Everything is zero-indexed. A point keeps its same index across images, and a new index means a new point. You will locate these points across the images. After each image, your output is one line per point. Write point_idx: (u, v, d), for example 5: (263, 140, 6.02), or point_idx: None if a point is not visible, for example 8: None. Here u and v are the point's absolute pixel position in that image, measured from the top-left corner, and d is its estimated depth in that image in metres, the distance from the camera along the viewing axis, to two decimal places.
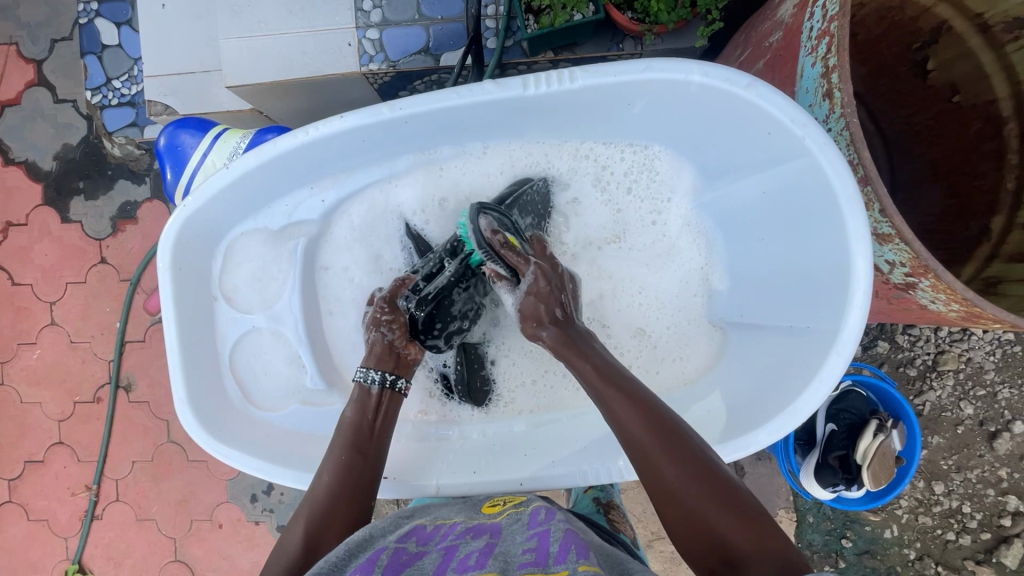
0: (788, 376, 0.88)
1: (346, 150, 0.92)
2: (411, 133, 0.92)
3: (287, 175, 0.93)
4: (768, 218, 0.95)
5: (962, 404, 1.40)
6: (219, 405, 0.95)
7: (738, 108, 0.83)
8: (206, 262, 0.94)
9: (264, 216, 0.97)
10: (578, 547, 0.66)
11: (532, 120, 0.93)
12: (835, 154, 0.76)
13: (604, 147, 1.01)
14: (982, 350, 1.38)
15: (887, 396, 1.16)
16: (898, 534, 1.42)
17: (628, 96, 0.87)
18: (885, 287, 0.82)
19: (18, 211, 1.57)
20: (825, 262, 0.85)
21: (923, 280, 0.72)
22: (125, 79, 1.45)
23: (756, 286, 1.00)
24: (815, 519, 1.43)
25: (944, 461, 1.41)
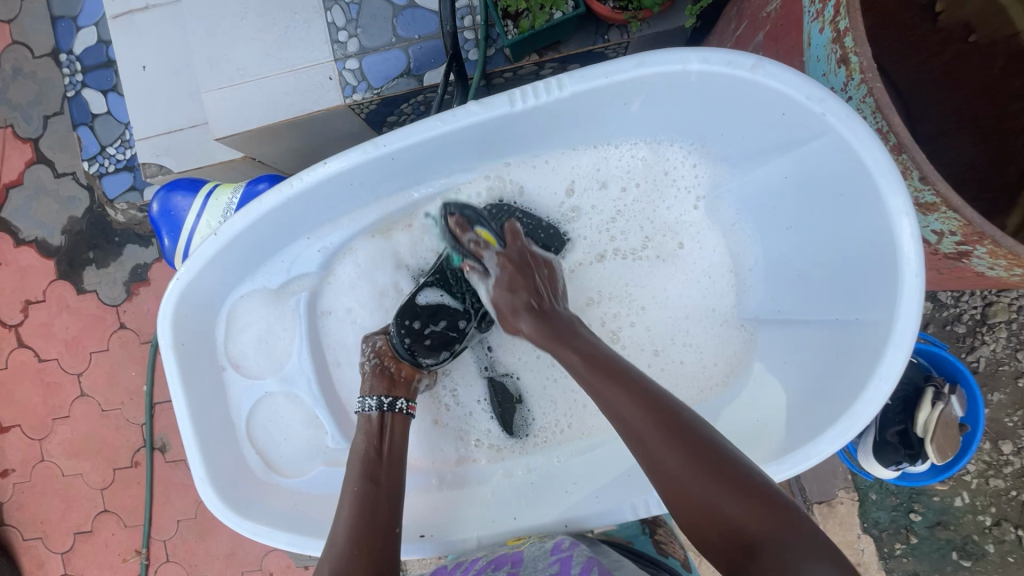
0: (841, 371, 0.82)
1: (340, 195, 0.90)
2: (404, 168, 0.89)
3: (282, 230, 0.91)
4: (789, 202, 0.91)
5: (1020, 355, 1.32)
6: (237, 481, 0.91)
7: (744, 91, 0.78)
8: (210, 331, 0.93)
9: (263, 275, 0.96)
10: (599, 569, 0.66)
11: (525, 135, 0.89)
12: (857, 125, 0.71)
13: (602, 161, 0.98)
14: None
15: (939, 360, 1.09)
16: (970, 501, 1.35)
17: (624, 95, 0.83)
18: (932, 257, 0.77)
19: (35, 289, 1.59)
20: (867, 242, 0.78)
21: (978, 246, 0.66)
22: (118, 145, 1.46)
23: (787, 282, 0.95)
24: (878, 496, 1.36)
25: (1008, 419, 1.33)
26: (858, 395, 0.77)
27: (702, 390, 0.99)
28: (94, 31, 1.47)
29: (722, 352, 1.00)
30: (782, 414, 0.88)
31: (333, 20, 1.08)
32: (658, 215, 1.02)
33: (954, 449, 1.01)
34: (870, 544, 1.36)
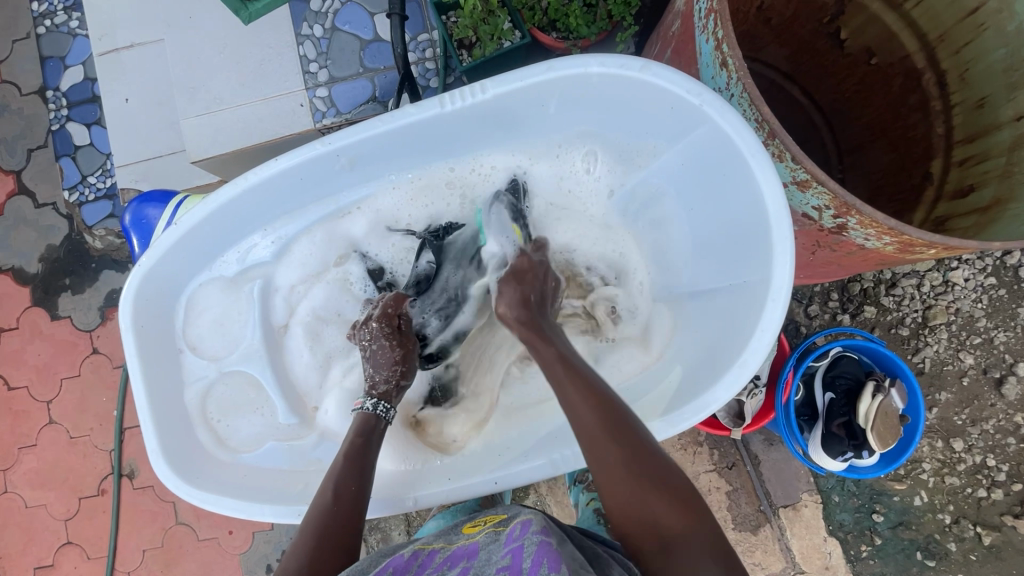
0: (733, 333, 0.88)
1: (286, 192, 0.96)
2: (347, 165, 0.96)
3: (235, 224, 0.97)
4: (692, 189, 0.98)
5: (961, 355, 1.39)
6: (195, 461, 0.94)
7: (640, 91, 0.88)
8: (168, 316, 0.98)
9: (218, 265, 1.01)
10: (551, 561, 0.62)
11: (455, 136, 0.98)
12: (731, 113, 0.79)
13: (527, 161, 1.05)
14: (969, 299, 1.38)
15: (878, 356, 1.15)
16: (929, 500, 1.38)
17: (539, 98, 0.92)
18: (820, 234, 0.80)
19: (9, 316, 1.61)
20: (745, 214, 0.86)
21: (852, 216, 0.71)
22: (99, 174, 1.52)
23: (698, 265, 1.00)
24: (841, 498, 1.39)
25: (956, 416, 1.39)
26: (748, 347, 0.84)
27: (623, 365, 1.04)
28: (81, 70, 1.55)
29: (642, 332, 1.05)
30: (689, 382, 0.93)
31: (304, 53, 1.17)
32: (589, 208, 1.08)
33: (893, 436, 1.06)
34: (836, 547, 1.38)
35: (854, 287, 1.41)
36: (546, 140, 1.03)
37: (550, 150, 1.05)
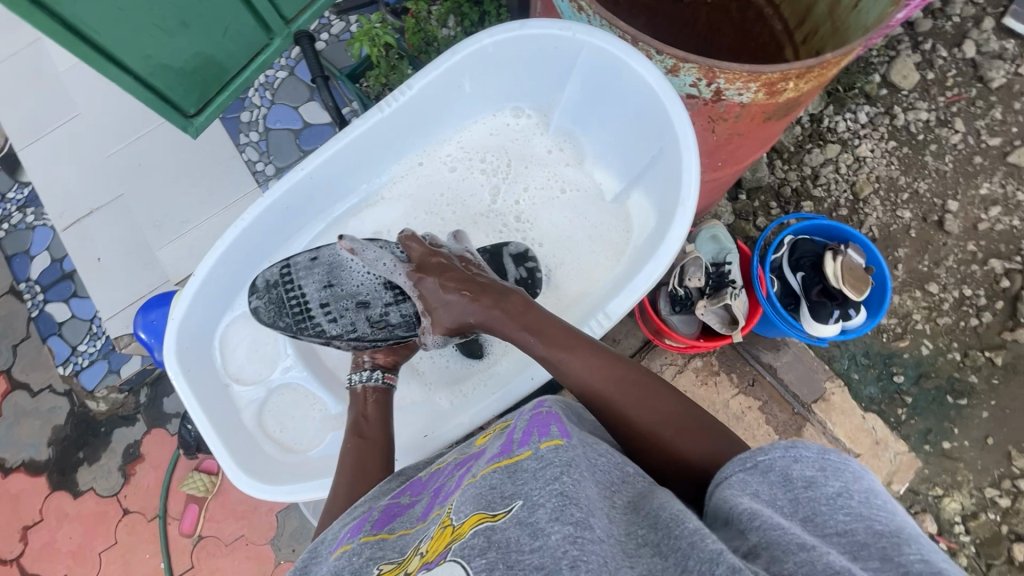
0: (669, 196, 1.00)
1: (275, 223, 1.10)
2: (317, 184, 1.10)
3: (243, 263, 1.10)
4: (597, 108, 1.12)
5: (898, 212, 1.55)
6: (265, 467, 1.02)
7: (527, 46, 1.04)
8: (208, 357, 1.09)
9: (238, 304, 1.13)
10: (539, 426, 0.66)
11: (402, 134, 1.13)
12: (597, 30, 0.94)
13: (464, 135, 1.20)
14: (882, 164, 1.58)
15: (824, 228, 1.30)
16: (934, 346, 1.48)
17: (453, 80, 1.08)
18: (709, 109, 0.88)
19: (30, 511, 1.59)
20: (642, 104, 0.99)
21: (717, 77, 0.79)
22: (87, 340, 1.59)
23: (634, 162, 1.11)
24: (859, 374, 1.48)
25: (921, 264, 1.52)
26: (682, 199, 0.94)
27: (598, 270, 1.15)
28: (48, 255, 1.65)
29: (608, 236, 1.16)
30: (645, 250, 1.04)
31: (248, 157, 1.32)
32: (531, 151, 1.21)
33: (865, 283, 1.17)
34: (878, 420, 1.44)
35: (786, 190, 1.57)
36: (472, 116, 1.19)
37: (482, 121, 1.20)
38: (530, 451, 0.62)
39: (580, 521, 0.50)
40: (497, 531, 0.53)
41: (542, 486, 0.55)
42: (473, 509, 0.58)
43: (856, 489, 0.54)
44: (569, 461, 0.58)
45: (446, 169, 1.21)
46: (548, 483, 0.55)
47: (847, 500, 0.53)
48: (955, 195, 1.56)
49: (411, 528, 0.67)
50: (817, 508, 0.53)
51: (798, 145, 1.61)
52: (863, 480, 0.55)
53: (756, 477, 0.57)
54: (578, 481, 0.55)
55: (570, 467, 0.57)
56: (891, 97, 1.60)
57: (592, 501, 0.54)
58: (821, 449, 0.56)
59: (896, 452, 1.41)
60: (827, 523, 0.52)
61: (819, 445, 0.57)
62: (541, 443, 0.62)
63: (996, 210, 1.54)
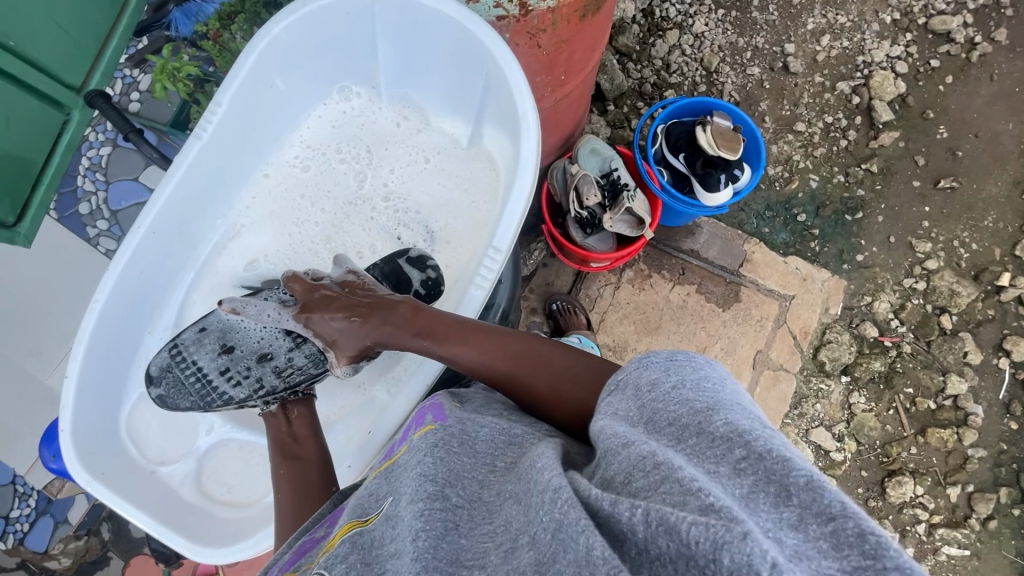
0: (505, 116, 1.03)
1: (142, 284, 1.09)
2: (168, 235, 1.10)
3: (123, 339, 1.09)
4: (414, 63, 1.14)
5: (748, 71, 1.64)
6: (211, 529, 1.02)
7: (319, 21, 1.07)
8: (119, 451, 1.07)
9: (134, 387, 1.13)
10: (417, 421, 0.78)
11: (236, 160, 1.15)
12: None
13: (301, 138, 1.23)
14: (719, 33, 1.66)
15: (689, 107, 1.36)
16: (820, 176, 1.60)
17: (263, 81, 1.10)
18: (525, 27, 0.89)
19: None
20: (445, 40, 1.03)
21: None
22: (18, 501, 1.42)
23: (468, 104, 1.14)
24: (769, 226, 1.58)
25: (783, 109, 1.63)
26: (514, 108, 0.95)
27: (475, 216, 1.17)
28: None
29: (474, 179, 1.18)
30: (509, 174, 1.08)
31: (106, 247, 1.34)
32: (373, 124, 1.23)
33: (738, 142, 1.23)
34: (798, 260, 1.55)
35: (647, 87, 1.63)
36: (302, 116, 1.22)
37: (314, 117, 1.23)
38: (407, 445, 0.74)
39: (433, 494, 0.59)
40: (364, 532, 0.63)
41: (411, 469, 0.65)
42: (352, 516, 0.69)
43: (691, 380, 0.59)
44: (437, 441, 0.68)
45: (301, 174, 1.22)
46: (414, 468, 0.64)
47: (681, 391, 0.58)
48: (789, 38, 1.66)
49: (320, 552, 0.67)
50: (654, 408, 0.58)
51: (642, 42, 1.66)
52: (706, 373, 0.60)
53: (618, 397, 0.63)
54: (438, 459, 0.64)
55: (433, 448, 0.67)
56: None
57: (453, 472, 0.64)
58: (667, 355, 0.62)
59: (821, 281, 1.53)
60: (662, 417, 0.57)
61: (666, 353, 0.62)
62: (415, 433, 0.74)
63: (827, 39, 1.66)
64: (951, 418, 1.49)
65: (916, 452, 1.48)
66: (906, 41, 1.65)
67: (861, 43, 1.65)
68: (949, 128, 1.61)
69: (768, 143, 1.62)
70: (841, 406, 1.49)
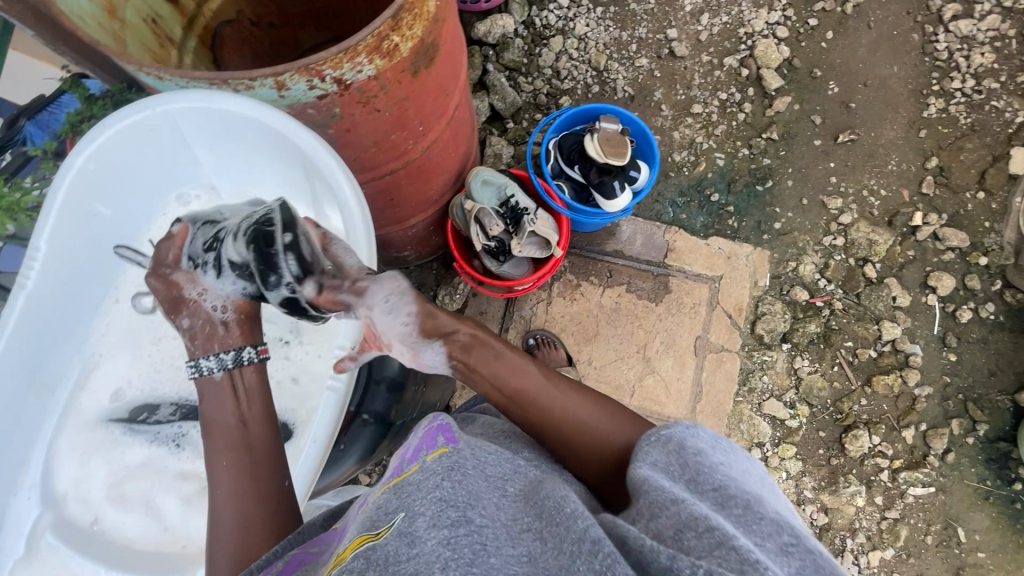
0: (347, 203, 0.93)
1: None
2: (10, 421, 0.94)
3: None
4: (234, 159, 1.04)
5: (636, 64, 1.65)
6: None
7: (120, 141, 0.94)
8: None
9: None
10: (426, 439, 0.72)
11: (69, 304, 1.00)
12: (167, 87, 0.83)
13: (146, 261, 1.10)
14: (602, 31, 1.66)
15: (578, 116, 1.37)
16: (725, 153, 1.61)
17: (82, 210, 0.95)
18: (355, 100, 0.75)
19: None
20: (259, 138, 0.90)
21: (322, 69, 0.68)
22: None
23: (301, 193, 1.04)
24: (686, 212, 1.59)
25: (677, 94, 1.64)
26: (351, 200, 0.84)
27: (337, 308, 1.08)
28: None
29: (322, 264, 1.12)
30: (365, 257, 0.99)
31: None
32: None
33: (625, 146, 1.24)
34: (720, 239, 1.56)
35: (541, 98, 1.63)
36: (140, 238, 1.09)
37: (150, 231, 1.09)
38: (418, 463, 0.68)
39: (457, 519, 0.58)
40: (377, 549, 0.57)
41: (426, 493, 0.61)
42: (358, 533, 0.62)
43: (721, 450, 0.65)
44: (452, 464, 0.65)
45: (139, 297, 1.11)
46: (432, 493, 0.61)
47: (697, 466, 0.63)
48: (671, 23, 1.67)
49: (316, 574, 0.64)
50: (700, 468, 0.62)
51: (528, 54, 1.65)
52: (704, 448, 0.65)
53: (657, 447, 0.67)
54: (457, 484, 0.62)
55: (450, 470, 0.64)
56: None
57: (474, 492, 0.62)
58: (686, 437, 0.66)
59: (745, 255, 1.55)
60: (705, 481, 0.61)
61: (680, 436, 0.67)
62: (428, 454, 0.68)
63: (706, 17, 1.67)
64: (893, 363, 1.52)
65: (867, 403, 1.51)
66: (782, 5, 1.68)
67: (740, 15, 1.67)
68: (839, 82, 1.64)
69: (669, 130, 1.63)
70: (787, 373, 1.51)
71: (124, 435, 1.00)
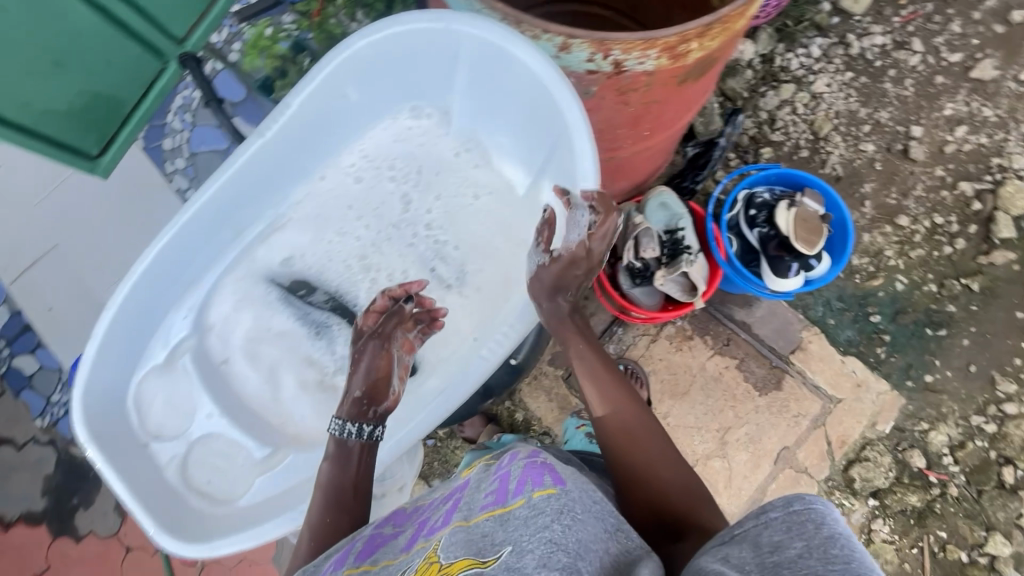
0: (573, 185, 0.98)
1: (177, 266, 1.08)
2: (224, 211, 1.10)
3: (133, 336, 1.06)
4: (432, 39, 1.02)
5: (861, 147, 1.49)
6: (188, 519, 0.99)
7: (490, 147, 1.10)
8: (121, 418, 1.04)
9: (148, 355, 1.10)
10: (531, 475, 0.70)
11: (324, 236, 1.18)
12: (405, 14, 0.98)
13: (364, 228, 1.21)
14: (838, 99, 1.51)
15: (782, 176, 1.24)
16: (908, 280, 1.44)
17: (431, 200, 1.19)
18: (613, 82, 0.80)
19: (35, 561, 1.60)
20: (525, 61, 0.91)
21: (612, 48, 0.73)
22: (60, 388, 1.59)
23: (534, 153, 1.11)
24: (836, 318, 1.45)
25: (889, 198, 1.47)
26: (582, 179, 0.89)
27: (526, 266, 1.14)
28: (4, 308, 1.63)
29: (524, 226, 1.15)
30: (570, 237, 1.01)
31: (165, 145, 1.39)
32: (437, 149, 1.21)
33: (818, 236, 1.13)
34: (857, 362, 1.42)
35: (743, 140, 1.52)
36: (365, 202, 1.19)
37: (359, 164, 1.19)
38: (523, 500, 0.67)
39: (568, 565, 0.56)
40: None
41: (533, 533, 0.60)
42: (462, 553, 0.64)
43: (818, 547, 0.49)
44: (562, 507, 0.63)
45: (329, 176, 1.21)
46: (541, 532, 0.60)
47: (808, 562, 0.49)
48: (919, 119, 1.49)
49: (394, 558, 0.74)
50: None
51: (752, 89, 1.54)
52: (829, 521, 0.51)
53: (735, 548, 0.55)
54: (566, 528, 0.60)
55: (560, 515, 0.62)
56: (843, 25, 1.53)
57: (580, 546, 0.59)
58: (786, 503, 0.54)
59: (877, 391, 1.40)
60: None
61: (785, 497, 0.55)
62: (533, 492, 0.67)
63: (963, 130, 1.48)
64: None
65: None
66: None
67: (1002, 144, 1.46)
68: None
69: (861, 229, 1.47)
70: (859, 529, 1.38)
71: (279, 302, 1.17)
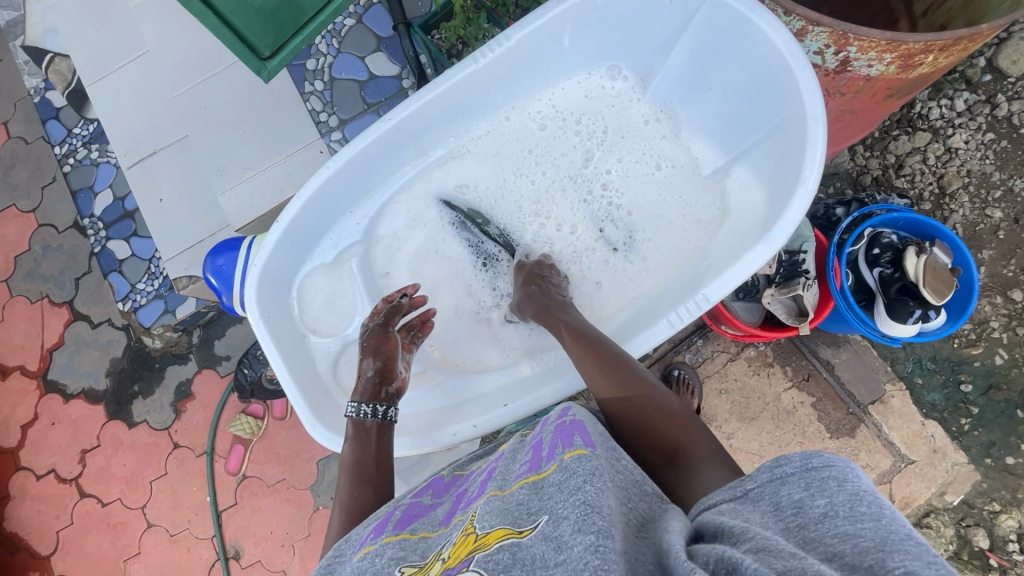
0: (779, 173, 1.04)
1: (359, 175, 1.13)
2: (407, 137, 1.13)
3: (306, 235, 1.13)
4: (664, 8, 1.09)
5: (987, 211, 1.44)
6: (337, 418, 1.08)
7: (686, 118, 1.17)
8: (285, 299, 1.13)
9: (317, 254, 1.17)
10: (563, 438, 0.67)
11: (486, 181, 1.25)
12: None
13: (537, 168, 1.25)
14: (975, 157, 1.45)
15: (912, 222, 1.20)
16: (1010, 356, 1.38)
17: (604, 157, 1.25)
18: (828, 78, 1.01)
19: (89, 436, 1.67)
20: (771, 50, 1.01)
21: (850, 44, 0.90)
22: (146, 278, 1.60)
23: (738, 136, 1.14)
24: (924, 378, 1.41)
25: (1006, 269, 1.42)
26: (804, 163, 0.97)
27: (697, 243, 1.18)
28: (110, 192, 1.67)
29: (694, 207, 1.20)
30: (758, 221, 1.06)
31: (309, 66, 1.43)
32: (625, 115, 1.24)
33: (947, 289, 1.09)
34: (938, 428, 1.37)
35: (865, 179, 1.49)
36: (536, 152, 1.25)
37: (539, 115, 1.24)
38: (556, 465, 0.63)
39: (602, 527, 0.49)
40: (522, 546, 0.52)
41: (566, 498, 0.55)
42: (496, 522, 0.59)
43: (843, 503, 0.48)
44: (596, 469, 0.58)
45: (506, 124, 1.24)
46: (574, 495, 0.55)
47: (836, 522, 0.47)
48: None
49: (432, 531, 0.71)
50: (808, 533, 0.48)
51: (884, 130, 1.50)
52: (853, 479, 0.50)
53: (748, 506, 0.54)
54: (600, 491, 0.54)
55: (593, 476, 0.57)
56: (993, 84, 1.46)
57: (614, 511, 0.53)
58: (804, 459, 0.52)
59: (953, 462, 1.36)
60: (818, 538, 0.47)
61: (803, 454, 0.53)
62: (566, 454, 0.63)
63: None
64: None
65: None
66: None
67: None
68: None
69: None
70: None
71: (449, 229, 1.25)
